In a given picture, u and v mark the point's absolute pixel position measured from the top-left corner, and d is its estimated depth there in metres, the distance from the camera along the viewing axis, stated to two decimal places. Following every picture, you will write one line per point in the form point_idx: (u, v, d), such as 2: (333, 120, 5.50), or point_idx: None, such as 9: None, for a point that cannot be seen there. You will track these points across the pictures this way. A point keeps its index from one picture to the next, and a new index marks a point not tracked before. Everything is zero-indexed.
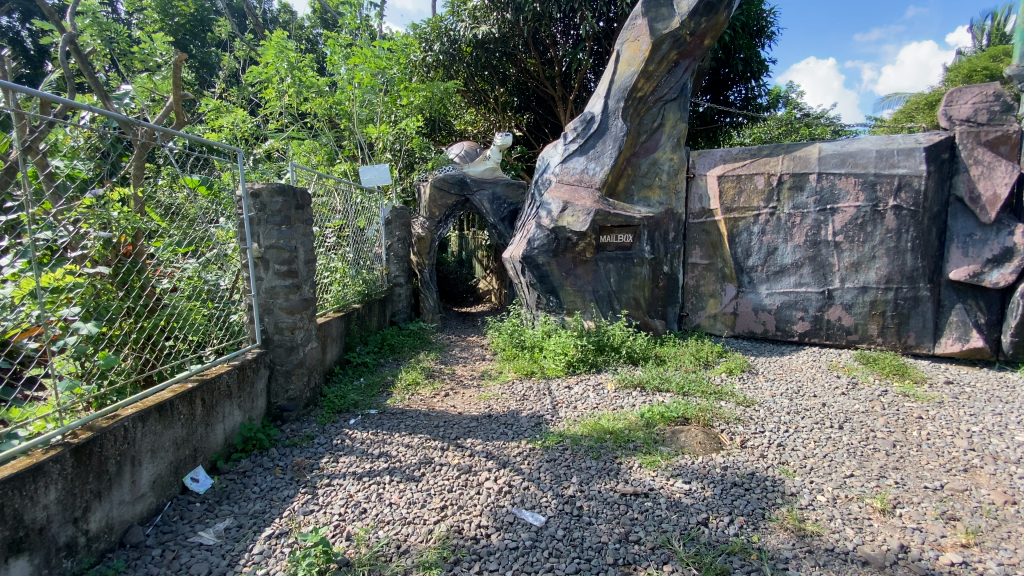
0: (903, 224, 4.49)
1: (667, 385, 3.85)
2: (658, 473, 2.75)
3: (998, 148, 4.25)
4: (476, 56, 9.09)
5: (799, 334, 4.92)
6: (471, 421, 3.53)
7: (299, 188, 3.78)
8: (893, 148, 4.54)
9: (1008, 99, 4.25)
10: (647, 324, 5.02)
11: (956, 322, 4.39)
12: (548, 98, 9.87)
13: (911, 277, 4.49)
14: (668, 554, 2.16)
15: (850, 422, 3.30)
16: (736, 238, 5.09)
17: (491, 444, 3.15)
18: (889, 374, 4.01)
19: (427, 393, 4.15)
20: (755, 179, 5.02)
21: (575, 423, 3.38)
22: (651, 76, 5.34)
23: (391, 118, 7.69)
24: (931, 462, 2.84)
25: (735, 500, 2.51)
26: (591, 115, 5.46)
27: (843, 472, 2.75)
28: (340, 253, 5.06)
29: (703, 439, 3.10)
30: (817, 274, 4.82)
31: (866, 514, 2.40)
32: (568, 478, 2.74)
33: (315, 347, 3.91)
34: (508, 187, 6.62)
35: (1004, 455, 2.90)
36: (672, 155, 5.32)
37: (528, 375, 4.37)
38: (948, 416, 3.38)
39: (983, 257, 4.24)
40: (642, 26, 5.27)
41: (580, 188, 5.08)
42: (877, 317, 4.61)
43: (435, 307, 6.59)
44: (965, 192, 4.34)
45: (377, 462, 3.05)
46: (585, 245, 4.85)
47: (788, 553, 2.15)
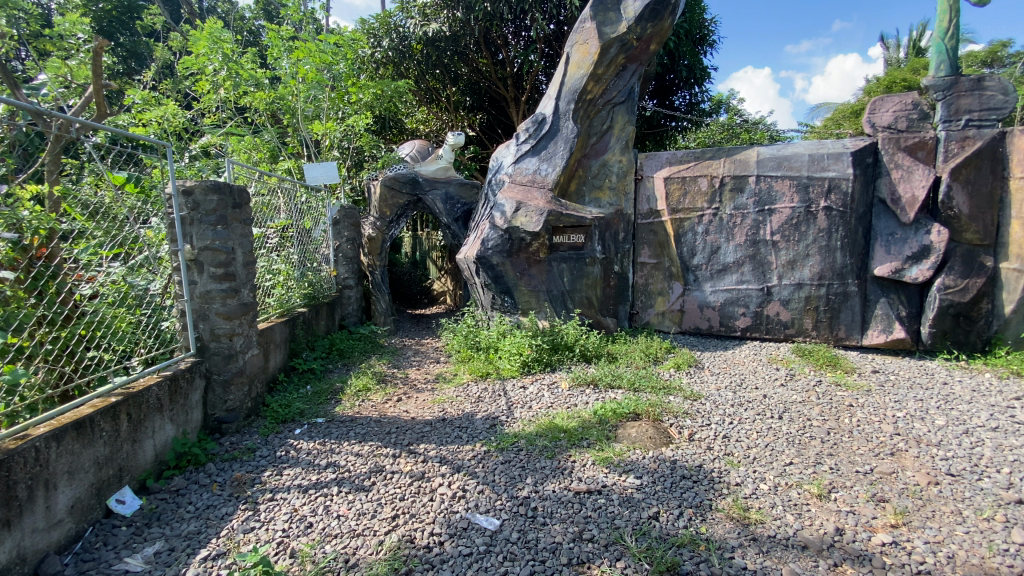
0: (833, 224, 4.77)
1: (619, 382, 3.92)
2: (611, 469, 2.78)
3: (916, 153, 4.57)
4: (427, 54, 8.97)
5: (741, 329, 5.14)
6: (425, 426, 3.44)
7: (236, 184, 3.58)
8: (824, 152, 4.81)
9: (925, 108, 4.57)
10: (600, 322, 5.10)
11: (880, 315, 4.71)
12: (501, 99, 9.87)
13: (841, 274, 4.78)
14: (621, 550, 2.17)
15: (789, 412, 3.47)
16: (682, 237, 5.26)
17: (446, 449, 3.09)
18: (823, 365, 4.26)
19: (378, 398, 4.03)
20: (699, 181, 5.20)
21: (531, 423, 3.37)
22: (601, 79, 5.40)
23: (338, 115, 7.44)
24: (862, 448, 3.01)
25: (684, 492, 2.58)
26: (542, 116, 5.47)
27: (783, 460, 2.88)
28: (284, 254, 4.84)
29: (654, 434, 3.16)
30: (757, 271, 5.05)
31: (805, 500, 2.52)
32: (522, 480, 2.72)
33: (257, 354, 3.72)
34: (462, 187, 6.52)
35: (926, 438, 3.12)
36: (622, 157, 5.43)
37: (484, 376, 4.32)
38: (875, 403, 3.61)
39: (904, 255, 4.57)
40: (590, 29, 5.32)
41: (533, 188, 5.12)
42: (811, 312, 4.88)
43: (387, 310, 6.41)
44: (887, 194, 4.65)
45: (324, 473, 2.91)
46: (539, 245, 4.89)
47: (734, 542, 2.22)
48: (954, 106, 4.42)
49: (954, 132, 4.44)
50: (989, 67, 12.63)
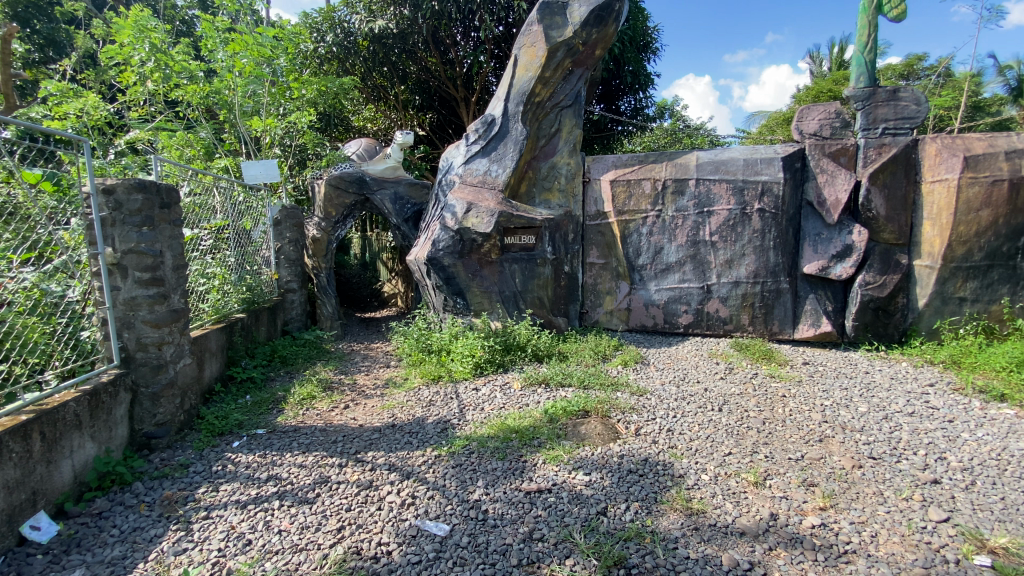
0: (766, 225, 5.04)
1: (569, 380, 3.97)
2: (561, 467, 2.81)
3: (839, 159, 4.90)
4: (373, 51, 8.76)
5: (684, 326, 5.34)
6: (373, 433, 3.35)
7: (164, 183, 3.35)
8: (757, 157, 5.08)
9: (846, 117, 4.91)
10: (551, 322, 5.16)
11: (810, 310, 5.03)
12: (451, 99, 9.79)
13: (774, 272, 5.06)
14: (570, 548, 2.20)
15: (728, 404, 3.64)
16: (628, 238, 5.42)
17: (395, 456, 3.02)
18: (759, 359, 4.50)
19: (324, 406, 3.88)
20: (643, 184, 5.37)
21: (482, 425, 3.35)
22: (548, 82, 5.45)
23: (279, 111, 7.18)
24: (794, 436, 3.20)
25: (631, 486, 2.64)
26: (491, 117, 5.46)
27: (723, 451, 3.01)
28: (219, 257, 4.59)
29: (603, 430, 3.23)
30: (697, 270, 5.26)
31: (743, 488, 2.64)
32: (473, 483, 2.70)
33: (189, 364, 3.50)
34: (411, 187, 6.35)
35: (850, 424, 3.36)
36: (570, 159, 5.52)
37: (436, 379, 4.22)
38: (806, 393, 3.85)
39: (830, 254, 4.89)
40: (538, 32, 5.35)
41: (483, 189, 5.11)
42: (748, 308, 5.14)
43: (333, 314, 6.22)
44: (814, 197, 4.96)
45: (265, 487, 2.78)
46: (490, 246, 4.89)
47: (677, 532, 2.30)
48: (872, 115, 4.78)
49: (872, 139, 4.81)
50: (905, 80, 13.74)
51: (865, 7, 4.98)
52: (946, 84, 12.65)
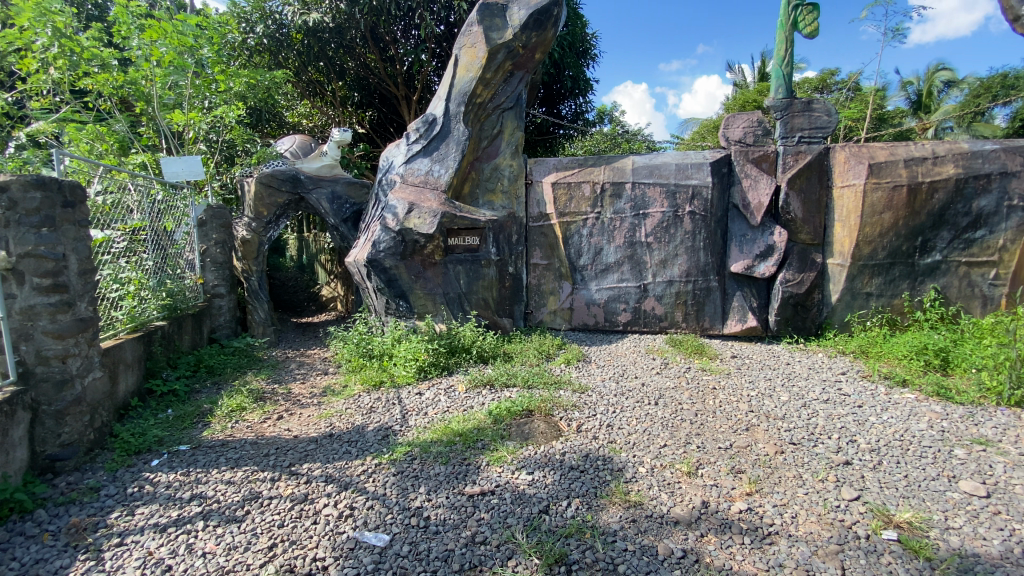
0: (697, 226, 5.29)
1: (514, 380, 3.99)
2: (505, 468, 2.81)
3: (761, 165, 5.23)
4: (308, 44, 8.41)
5: (623, 324, 5.51)
6: (309, 444, 3.21)
7: (66, 179, 3.03)
8: (688, 162, 5.32)
9: (767, 125, 5.25)
10: (496, 323, 5.16)
11: (737, 307, 5.34)
12: (391, 97, 9.59)
13: (705, 271, 5.32)
14: (512, 549, 2.21)
15: (663, 398, 3.79)
16: (569, 239, 5.53)
17: (332, 466, 2.90)
18: (692, 354, 4.73)
19: (255, 418, 3.68)
20: (583, 187, 5.49)
21: (425, 430, 3.28)
22: (489, 83, 5.44)
23: (204, 104, 6.73)
24: (723, 426, 3.38)
25: (573, 483, 2.69)
26: (432, 117, 5.39)
27: (658, 443, 3.13)
28: (135, 261, 4.25)
29: (545, 429, 3.27)
30: (635, 270, 5.45)
31: (677, 478, 2.76)
32: (415, 489, 2.65)
33: (99, 378, 3.21)
34: (349, 186, 6.13)
35: (773, 413, 3.59)
36: (512, 161, 5.56)
37: (377, 386, 4.10)
38: (734, 384, 4.09)
39: (754, 253, 5.21)
40: (478, 33, 5.32)
41: (425, 190, 5.05)
42: (682, 305, 5.38)
43: (266, 319, 5.90)
44: (739, 201, 5.26)
45: (188, 507, 2.59)
46: (433, 248, 4.83)
47: (616, 525, 2.36)
48: (789, 125, 5.14)
49: (790, 147, 5.16)
50: (820, 92, 14.90)
51: (782, 23, 5.34)
52: (855, 97, 13.84)
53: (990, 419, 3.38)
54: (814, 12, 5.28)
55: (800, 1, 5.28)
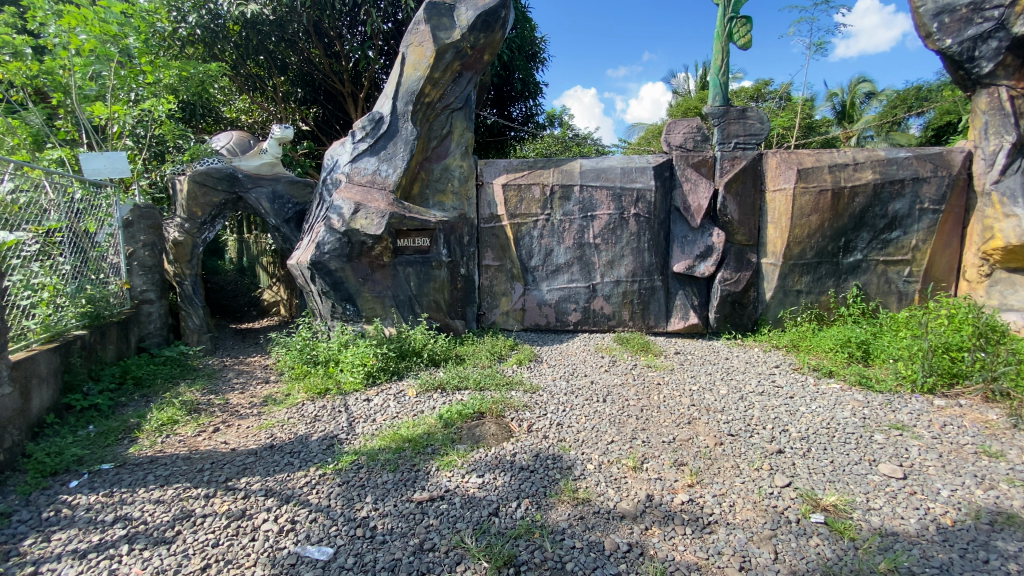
0: (641, 228, 5.46)
1: (465, 383, 3.96)
2: (454, 472, 2.79)
3: (701, 169, 5.46)
4: (247, 37, 8.02)
5: (573, 323, 5.61)
6: (247, 456, 3.06)
7: None
8: (632, 166, 5.48)
9: (705, 132, 5.48)
10: (448, 325, 5.13)
11: (680, 305, 5.55)
12: (337, 94, 9.34)
13: (650, 271, 5.50)
14: (461, 553, 2.19)
15: (611, 395, 3.89)
16: (520, 241, 5.57)
17: (273, 479, 2.78)
18: (638, 351, 4.88)
19: (188, 432, 3.46)
20: (533, 189, 5.54)
21: (373, 437, 3.21)
22: (437, 83, 5.37)
23: (130, 97, 6.23)
24: (667, 420, 3.50)
25: (522, 483, 2.70)
26: (379, 115, 5.27)
27: (606, 439, 3.20)
28: (50, 265, 3.91)
29: (496, 430, 3.26)
30: (584, 271, 5.56)
31: (623, 473, 2.83)
32: (361, 499, 2.58)
33: (7, 395, 2.92)
34: (291, 185, 5.89)
35: (713, 406, 3.76)
36: (462, 162, 5.53)
37: (322, 393, 3.95)
38: (677, 379, 4.25)
39: (694, 254, 5.44)
40: (425, 32, 5.24)
41: (373, 190, 4.93)
42: (628, 305, 5.54)
43: (201, 327, 5.58)
44: (681, 203, 5.46)
45: (111, 530, 2.41)
46: (381, 249, 4.73)
47: (564, 523, 2.39)
48: (726, 131, 5.40)
49: (726, 152, 5.43)
50: (755, 101, 15.75)
51: (718, 34, 5.60)
52: (786, 106, 14.75)
53: (905, 405, 3.68)
54: (747, 25, 5.57)
55: (735, 14, 5.56)
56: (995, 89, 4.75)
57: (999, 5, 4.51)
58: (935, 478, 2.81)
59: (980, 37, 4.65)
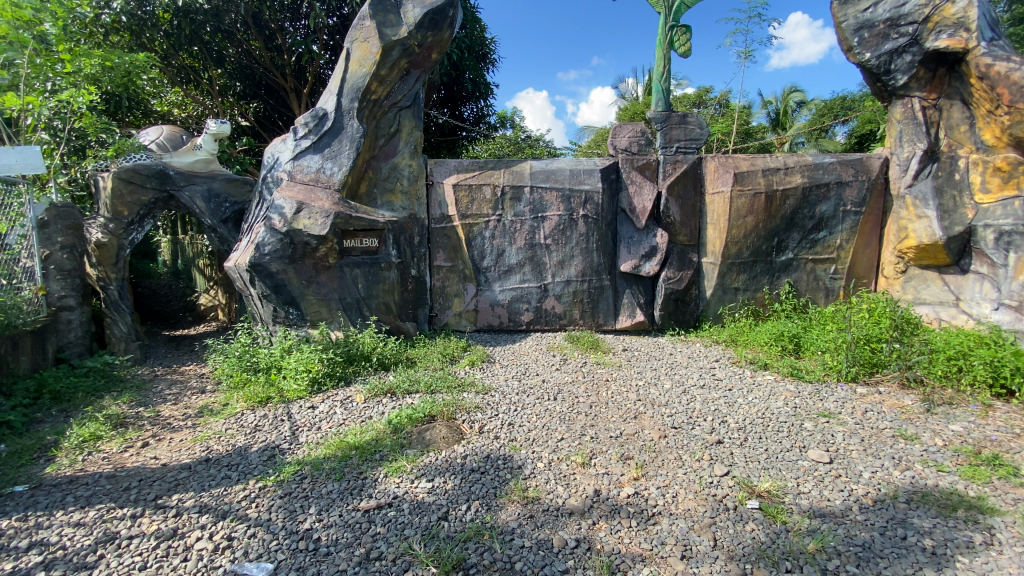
0: (589, 229, 5.57)
1: (416, 387, 3.89)
2: (403, 478, 2.73)
3: (645, 172, 5.64)
4: (178, 26, 7.53)
5: (526, 323, 5.65)
6: (180, 472, 2.88)
7: None
8: (580, 169, 5.58)
9: (649, 135, 5.66)
10: (398, 327, 5.04)
11: (627, 303, 5.70)
12: (278, 88, 9.00)
13: (599, 271, 5.61)
14: (409, 560, 2.15)
15: (562, 393, 3.95)
16: (472, 241, 5.55)
17: (208, 495, 2.63)
18: (588, 349, 4.97)
19: (113, 448, 3.22)
20: (483, 190, 5.53)
21: (318, 446, 3.10)
22: (384, 81, 5.25)
23: (46, 87, 5.73)
24: (616, 415, 3.59)
25: (472, 485, 2.69)
26: (323, 112, 5.10)
27: (556, 437, 3.24)
28: None
29: (447, 433, 3.23)
30: (536, 271, 5.61)
31: (572, 470, 2.88)
32: (304, 511, 2.48)
33: None
34: (229, 183, 5.60)
35: (658, 400, 3.89)
36: (411, 161, 5.44)
37: (263, 402, 3.78)
38: (624, 375, 4.37)
39: (640, 254, 5.60)
40: (371, 27, 5.11)
41: (317, 189, 4.77)
42: (578, 304, 5.63)
43: (128, 334, 5.19)
44: (627, 205, 5.62)
45: (25, 558, 2.22)
46: (326, 250, 4.58)
47: (514, 523, 2.40)
48: (668, 136, 5.59)
49: (669, 156, 5.62)
50: (696, 107, 16.42)
51: (660, 42, 5.80)
52: (725, 113, 15.47)
53: (832, 394, 3.95)
54: (687, 33, 5.79)
55: (675, 23, 5.77)
56: (908, 100, 5.18)
57: (913, 22, 4.87)
58: (858, 461, 3.03)
59: (896, 52, 5.03)
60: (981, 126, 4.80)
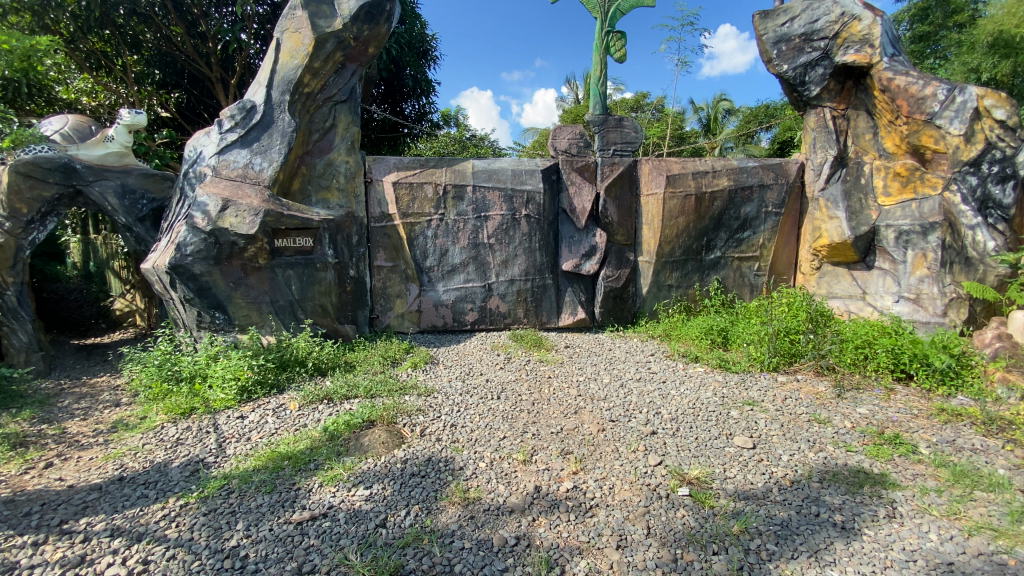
0: (532, 228, 5.62)
1: (355, 391, 3.77)
2: (340, 487, 2.65)
3: (584, 173, 5.77)
4: (87, 8, 6.88)
5: (470, 322, 5.62)
6: (89, 493, 2.64)
7: None
8: (522, 169, 5.62)
9: (588, 138, 5.79)
10: (336, 330, 4.88)
11: (569, 301, 5.82)
12: (204, 78, 8.46)
13: (541, 270, 5.68)
14: (345, 571, 2.09)
15: (505, 391, 3.97)
16: (414, 241, 5.46)
17: (122, 516, 2.44)
18: (532, 347, 5.03)
19: (10, 471, 2.90)
20: (424, 188, 5.45)
21: (247, 457, 2.94)
22: (318, 74, 5.05)
23: None
24: (557, 412, 3.65)
25: (413, 490, 2.65)
26: (250, 104, 4.84)
27: (498, 436, 3.25)
28: None
29: (387, 438, 3.15)
30: (479, 271, 5.60)
31: (513, 468, 2.90)
32: (231, 528, 2.35)
33: None
34: (145, 179, 5.20)
35: (597, 394, 4.00)
36: (348, 158, 5.27)
37: (187, 414, 3.54)
38: (566, 372, 4.45)
39: (580, 253, 5.73)
40: (302, 18, 4.89)
41: (245, 185, 4.53)
42: (522, 303, 5.68)
43: (29, 344, 4.72)
44: (567, 206, 5.72)
45: None
46: (256, 250, 4.36)
47: (454, 526, 2.39)
48: (606, 139, 5.74)
49: (607, 158, 5.78)
50: (634, 111, 17.00)
51: (597, 46, 5.94)
52: (661, 118, 16.12)
53: (756, 383, 4.22)
54: (623, 39, 5.98)
55: (612, 28, 5.93)
56: (821, 109, 5.59)
57: (825, 37, 5.28)
58: (778, 445, 3.25)
59: (810, 65, 5.41)
60: (884, 135, 5.28)
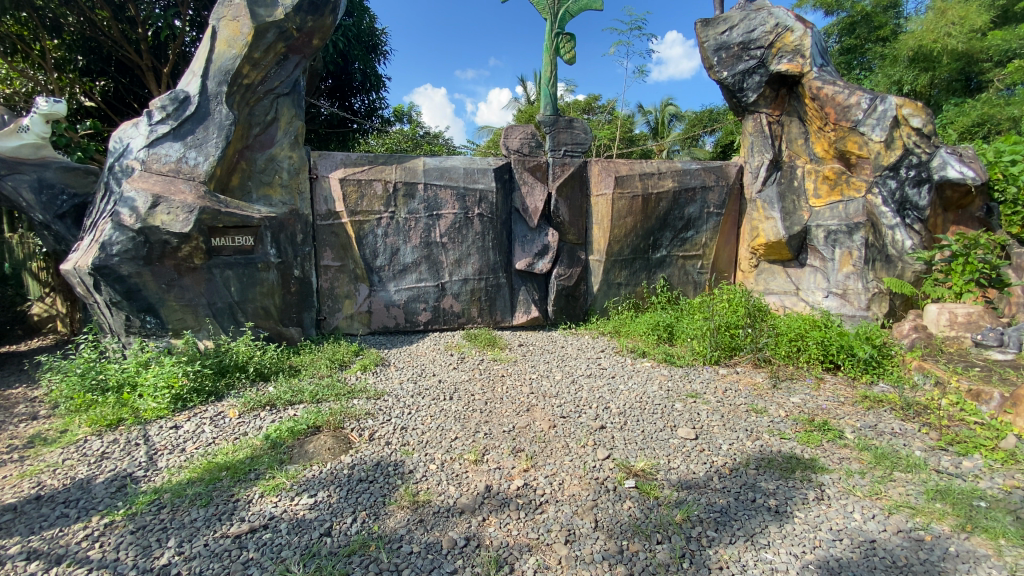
0: (484, 227, 5.61)
1: (300, 397, 3.64)
2: (282, 496, 2.55)
3: (536, 173, 5.82)
4: None
5: (423, 323, 5.56)
6: (0, 515, 2.43)
7: None
8: (474, 167, 5.60)
9: (539, 137, 5.83)
10: (280, 333, 4.71)
11: (522, 300, 5.85)
12: (134, 67, 7.94)
13: (494, 269, 5.68)
14: None
15: (457, 392, 3.95)
16: (363, 239, 5.33)
17: (38, 539, 2.25)
18: (485, 346, 5.03)
19: None
20: (373, 186, 5.33)
21: (181, 469, 2.79)
22: (258, 65, 4.82)
23: None
24: (509, 410, 3.67)
25: (360, 496, 2.58)
26: (183, 94, 4.56)
27: (450, 437, 3.23)
28: None
29: (333, 444, 3.06)
30: (431, 270, 5.54)
31: (464, 468, 2.88)
32: (161, 545, 2.22)
33: None
34: (64, 172, 4.79)
35: (549, 392, 4.05)
36: (291, 153, 5.09)
37: (114, 425, 3.31)
38: (519, 370, 4.48)
39: (533, 252, 5.78)
40: (240, 5, 4.64)
41: (178, 180, 4.28)
42: (476, 302, 5.66)
43: None
44: (520, 205, 5.75)
45: None
46: (191, 250, 4.12)
47: (402, 531, 2.35)
48: (556, 139, 5.81)
49: (558, 158, 5.85)
50: (586, 112, 17.30)
51: (547, 47, 5.99)
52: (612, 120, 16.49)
53: (699, 376, 4.40)
54: (572, 41, 6.07)
55: (561, 30, 6.00)
56: (758, 115, 5.89)
57: (761, 46, 5.55)
58: (719, 435, 3.39)
59: (748, 72, 5.69)
60: (814, 140, 5.60)
